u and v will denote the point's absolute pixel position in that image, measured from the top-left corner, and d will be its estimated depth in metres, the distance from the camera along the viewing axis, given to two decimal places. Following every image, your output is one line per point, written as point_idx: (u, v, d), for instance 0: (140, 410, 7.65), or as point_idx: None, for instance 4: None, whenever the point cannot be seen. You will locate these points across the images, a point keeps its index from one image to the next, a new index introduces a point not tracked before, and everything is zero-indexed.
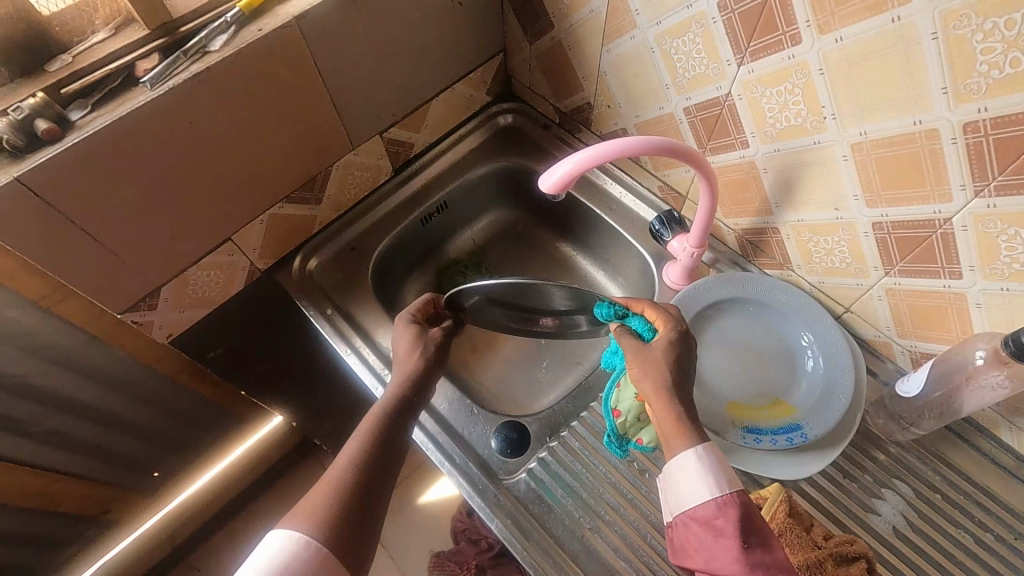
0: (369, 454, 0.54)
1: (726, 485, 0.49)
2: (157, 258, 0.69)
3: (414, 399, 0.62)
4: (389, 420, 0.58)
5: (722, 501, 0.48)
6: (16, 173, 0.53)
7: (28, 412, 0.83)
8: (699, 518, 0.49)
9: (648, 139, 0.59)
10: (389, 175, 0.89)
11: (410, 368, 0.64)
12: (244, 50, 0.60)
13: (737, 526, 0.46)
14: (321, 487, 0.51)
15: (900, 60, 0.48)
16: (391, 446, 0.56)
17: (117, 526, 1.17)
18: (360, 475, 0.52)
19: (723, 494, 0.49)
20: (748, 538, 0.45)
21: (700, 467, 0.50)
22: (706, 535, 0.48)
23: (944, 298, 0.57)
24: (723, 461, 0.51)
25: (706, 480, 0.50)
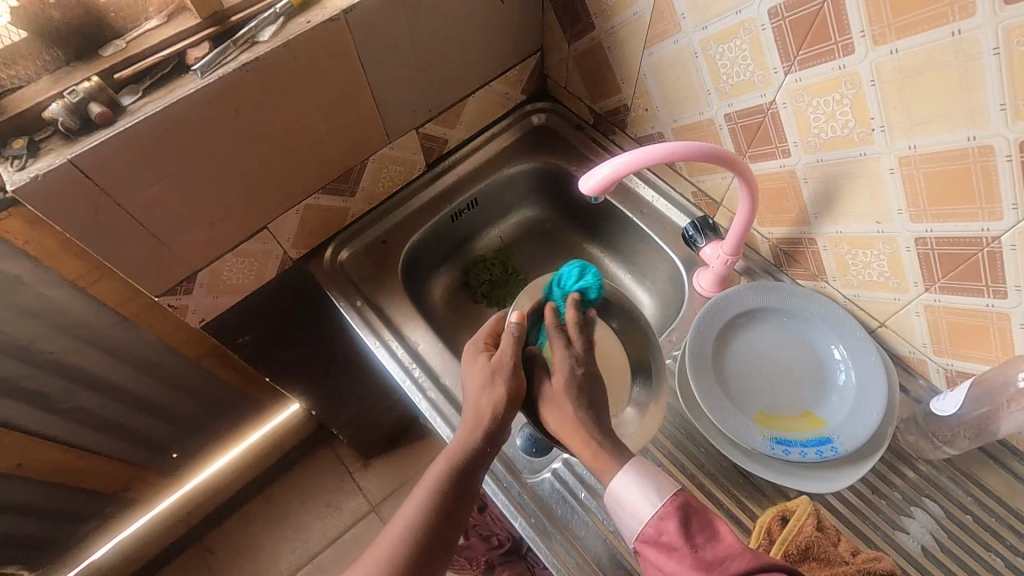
0: (433, 514, 0.57)
1: (659, 491, 0.53)
2: (196, 244, 0.70)
3: (487, 451, 0.60)
4: (456, 476, 0.59)
5: (661, 509, 0.52)
6: (69, 155, 0.54)
7: (59, 387, 0.85)
8: (649, 537, 0.52)
9: (698, 147, 0.59)
10: (422, 169, 0.90)
11: (480, 407, 0.61)
12: (292, 41, 0.60)
13: (682, 530, 0.50)
14: (387, 541, 0.56)
15: (958, 74, 0.47)
16: (457, 505, 0.58)
17: (136, 504, 1.19)
18: (423, 536, 0.56)
19: (661, 503, 0.52)
20: (694, 541, 0.49)
21: (634, 483, 0.54)
22: (661, 552, 0.50)
23: (986, 317, 0.56)
24: (650, 470, 0.55)
25: (642, 493, 0.54)
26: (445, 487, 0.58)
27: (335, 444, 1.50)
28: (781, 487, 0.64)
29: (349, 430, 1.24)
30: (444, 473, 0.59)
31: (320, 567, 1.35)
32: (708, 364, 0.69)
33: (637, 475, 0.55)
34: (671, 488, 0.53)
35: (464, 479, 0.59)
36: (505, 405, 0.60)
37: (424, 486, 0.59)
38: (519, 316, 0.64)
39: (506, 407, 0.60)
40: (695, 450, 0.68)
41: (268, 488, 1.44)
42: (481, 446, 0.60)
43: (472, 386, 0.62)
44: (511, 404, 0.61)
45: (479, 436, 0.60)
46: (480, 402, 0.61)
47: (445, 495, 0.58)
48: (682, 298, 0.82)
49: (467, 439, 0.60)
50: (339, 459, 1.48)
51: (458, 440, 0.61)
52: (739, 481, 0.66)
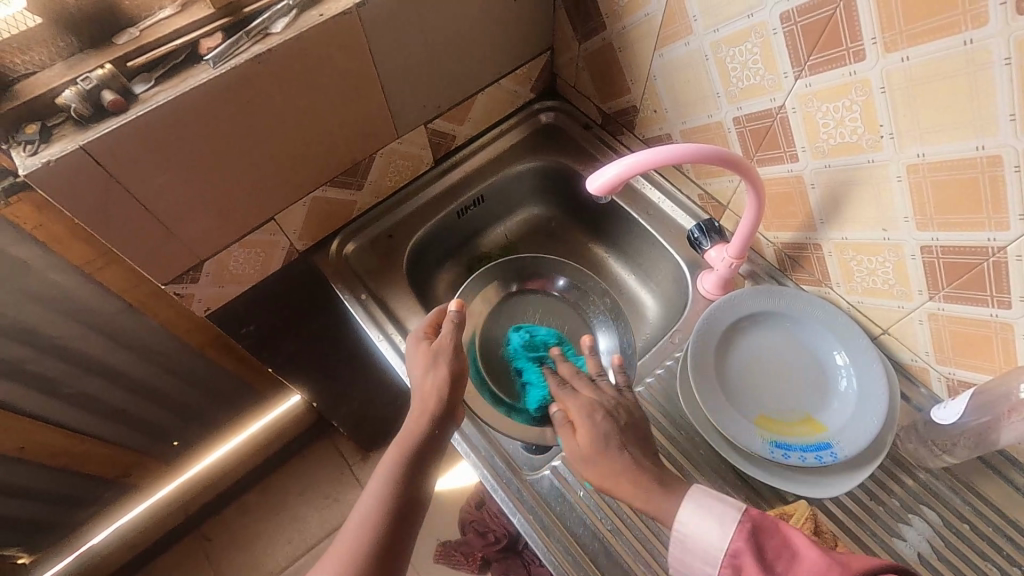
0: (395, 498, 0.59)
1: (724, 518, 0.52)
2: (204, 233, 0.70)
3: (437, 432, 0.63)
4: (412, 459, 0.61)
5: (732, 543, 0.50)
6: (81, 142, 0.54)
7: (64, 372, 0.86)
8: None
9: (699, 149, 0.59)
10: (430, 165, 0.90)
11: (430, 390, 0.64)
12: (304, 34, 0.61)
13: (756, 559, 0.47)
14: (352, 530, 0.57)
15: (969, 83, 0.47)
16: (415, 486, 0.60)
17: (136, 490, 1.20)
18: (387, 520, 0.57)
19: (730, 534, 0.50)
20: (771, 569, 0.46)
21: (701, 512, 0.53)
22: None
23: (990, 327, 0.56)
24: (706, 497, 0.54)
25: (705, 523, 0.52)
26: (401, 471, 0.60)
27: (335, 437, 1.50)
28: (779, 491, 0.64)
29: (350, 423, 1.24)
30: (401, 459, 0.61)
31: (317, 558, 1.36)
32: (710, 367, 0.69)
33: (697, 508, 0.54)
34: (733, 513, 0.52)
35: (420, 460, 0.61)
36: (446, 388, 0.64)
37: (383, 474, 0.60)
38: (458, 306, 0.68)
39: (451, 387, 0.64)
40: (694, 453, 0.68)
41: (268, 479, 1.45)
42: (430, 429, 0.63)
43: (416, 371, 0.66)
44: (454, 383, 0.65)
45: (427, 419, 0.63)
46: (427, 383, 0.65)
47: (402, 478, 0.60)
48: (685, 300, 0.82)
49: (416, 424, 0.63)
50: (338, 452, 1.49)
51: (408, 428, 0.63)
52: (738, 484, 0.66)
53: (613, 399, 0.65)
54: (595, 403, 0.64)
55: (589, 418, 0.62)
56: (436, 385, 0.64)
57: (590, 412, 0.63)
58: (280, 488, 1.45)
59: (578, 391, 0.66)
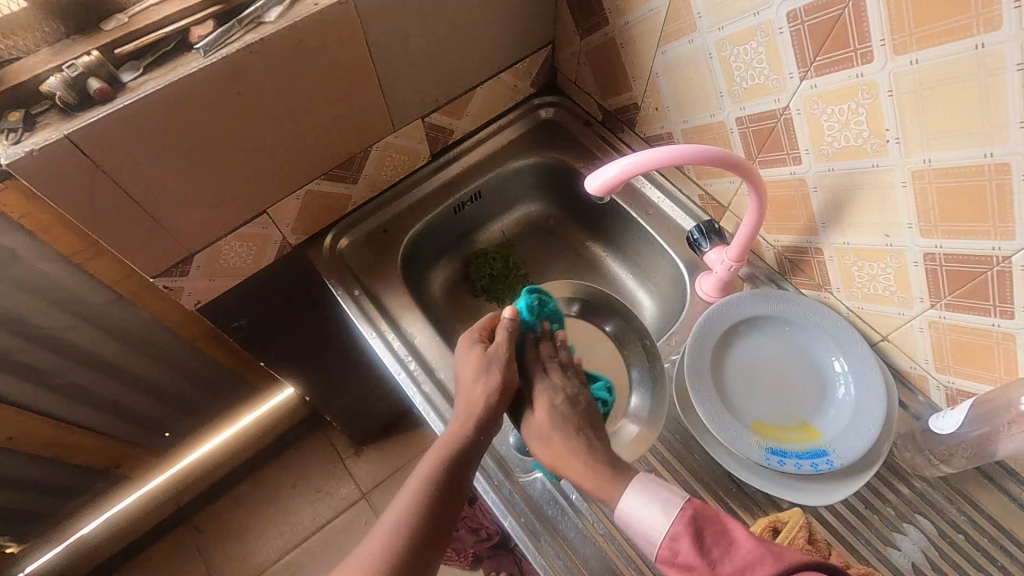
0: (430, 505, 0.58)
1: (667, 504, 0.51)
2: (194, 225, 0.68)
3: (479, 442, 0.62)
4: (451, 465, 0.60)
5: (673, 526, 0.49)
6: (66, 131, 0.53)
7: (52, 363, 0.84)
8: (665, 559, 0.49)
9: (722, 154, 0.58)
10: (426, 159, 0.88)
11: (478, 399, 0.63)
12: (298, 23, 0.59)
13: (694, 547, 0.47)
14: (383, 532, 0.57)
15: (980, 89, 0.46)
16: (451, 494, 0.59)
17: (125, 481, 1.19)
18: (418, 527, 0.57)
19: (671, 517, 0.50)
20: (709, 556, 0.46)
21: (646, 498, 0.52)
22: (681, 572, 0.47)
23: (991, 337, 0.55)
24: (654, 483, 0.53)
25: (648, 507, 0.52)
26: (440, 477, 0.59)
27: (328, 430, 1.49)
28: (773, 497, 0.64)
29: (343, 418, 1.23)
30: (440, 463, 0.60)
31: (308, 552, 1.35)
32: (706, 371, 0.68)
33: (643, 493, 0.53)
34: (676, 500, 0.51)
35: (462, 469, 0.60)
36: (495, 395, 0.63)
37: (421, 474, 0.60)
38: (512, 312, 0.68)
39: (499, 398, 0.63)
40: (688, 457, 0.68)
41: (260, 471, 1.44)
42: (473, 436, 0.62)
43: (464, 375, 0.65)
44: (501, 395, 0.64)
45: (473, 428, 0.62)
46: (472, 386, 0.64)
47: (440, 484, 0.59)
48: (683, 302, 0.81)
49: (461, 429, 0.62)
50: (332, 446, 1.48)
51: (451, 430, 0.62)
52: (732, 489, 0.65)
53: (575, 386, 0.67)
54: (562, 386, 0.66)
55: (569, 399, 0.65)
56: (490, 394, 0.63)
57: (554, 397, 0.65)
58: (271, 481, 1.44)
59: (547, 373, 0.68)
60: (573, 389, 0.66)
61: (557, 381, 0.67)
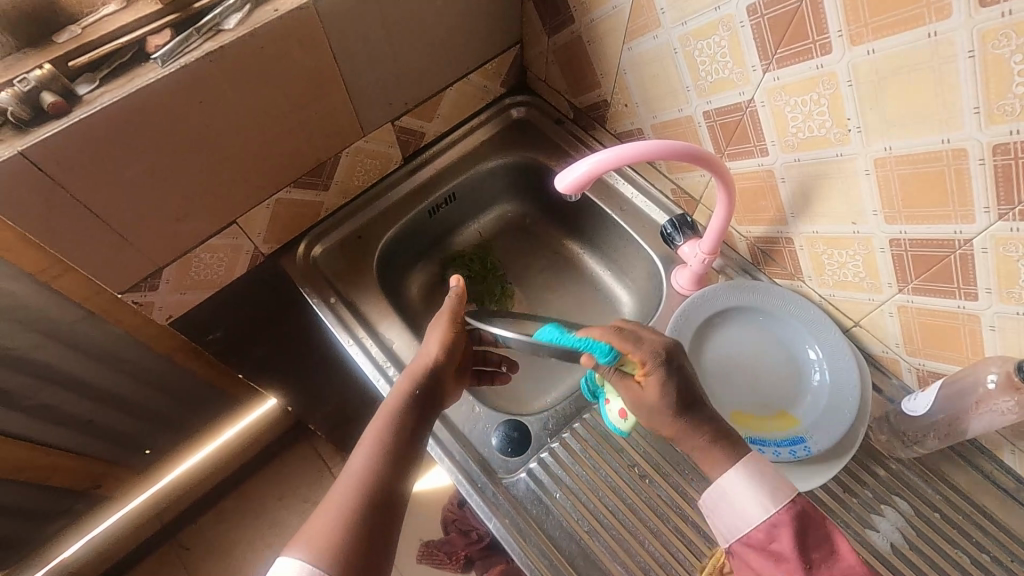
0: (390, 452, 0.57)
1: (776, 492, 0.51)
2: (160, 238, 0.67)
3: (424, 393, 0.62)
4: (402, 414, 0.60)
5: (775, 514, 0.50)
6: (20, 147, 0.51)
7: (24, 385, 0.82)
8: (758, 541, 0.51)
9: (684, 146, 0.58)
10: (398, 163, 0.88)
11: (430, 356, 0.64)
12: (258, 30, 0.58)
13: (797, 544, 0.48)
14: (343, 485, 0.54)
15: (934, 76, 0.47)
16: (408, 439, 0.58)
17: (105, 502, 1.16)
18: (379, 478, 0.55)
19: (779, 505, 0.51)
20: (810, 556, 0.48)
21: (753, 479, 0.52)
22: (770, 561, 0.49)
23: (958, 319, 0.56)
24: (764, 468, 0.53)
25: (751, 493, 0.52)
26: (393, 430, 0.58)
27: (314, 440, 1.48)
28: None
29: (326, 426, 1.23)
30: (391, 418, 0.59)
31: None
32: None
33: (754, 475, 0.53)
34: (785, 491, 0.51)
35: (413, 414, 0.60)
36: (441, 352, 0.64)
37: (374, 429, 0.58)
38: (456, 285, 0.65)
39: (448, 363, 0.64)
40: (671, 451, 0.69)
41: (246, 485, 1.42)
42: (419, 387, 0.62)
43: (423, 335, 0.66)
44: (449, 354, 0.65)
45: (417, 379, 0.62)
46: (425, 346, 0.65)
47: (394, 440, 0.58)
48: (659, 297, 0.82)
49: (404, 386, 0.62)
50: (317, 455, 1.46)
51: (399, 387, 0.62)
52: None
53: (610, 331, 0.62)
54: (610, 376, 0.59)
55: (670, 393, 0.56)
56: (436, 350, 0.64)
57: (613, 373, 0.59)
58: (258, 494, 1.42)
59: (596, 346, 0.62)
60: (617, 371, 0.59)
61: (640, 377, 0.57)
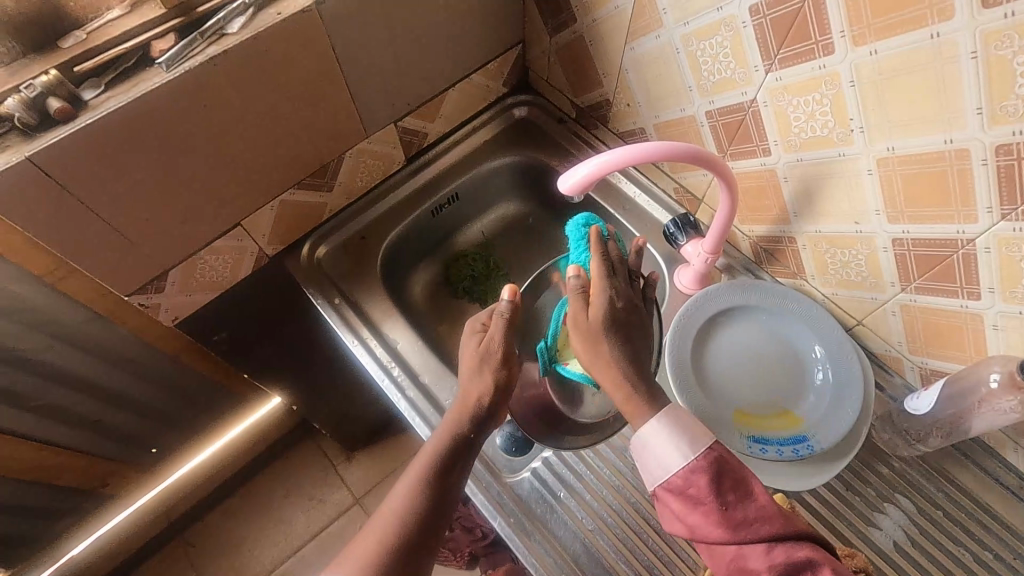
0: (428, 496, 0.57)
1: (695, 440, 0.51)
2: (166, 241, 0.68)
3: (473, 435, 0.61)
4: (446, 457, 0.59)
5: (694, 460, 0.50)
6: (27, 153, 0.52)
7: (32, 386, 0.82)
8: (674, 486, 0.50)
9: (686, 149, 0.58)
10: (401, 164, 0.88)
11: (480, 394, 0.61)
12: (261, 33, 0.59)
13: (713, 485, 0.49)
14: (381, 521, 0.56)
15: (937, 77, 0.47)
16: (450, 482, 0.59)
17: (113, 500, 1.17)
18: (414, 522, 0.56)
19: (697, 452, 0.50)
20: (725, 497, 0.48)
21: (673, 428, 0.52)
22: (684, 502, 0.50)
23: (960, 318, 0.56)
24: (684, 417, 0.53)
25: (673, 439, 0.51)
26: (434, 471, 0.58)
27: (319, 438, 1.48)
28: (758, 485, 0.65)
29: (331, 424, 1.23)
30: (433, 457, 0.59)
31: (303, 560, 1.35)
32: (687, 363, 0.69)
33: (673, 424, 0.52)
34: (703, 439, 0.51)
35: (458, 458, 0.60)
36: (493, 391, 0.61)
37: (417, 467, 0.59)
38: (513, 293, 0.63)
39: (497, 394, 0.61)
40: None
41: (252, 482, 1.43)
42: (470, 429, 0.61)
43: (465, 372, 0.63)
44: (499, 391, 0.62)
45: (465, 420, 0.60)
46: (472, 382, 0.62)
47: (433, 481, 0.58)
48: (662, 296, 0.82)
49: (455, 423, 0.61)
50: (322, 453, 1.47)
51: (448, 423, 0.61)
52: None
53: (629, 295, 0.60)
54: (621, 289, 0.59)
55: (609, 304, 0.57)
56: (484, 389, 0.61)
57: (614, 298, 0.58)
58: (264, 492, 1.43)
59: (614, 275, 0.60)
60: (619, 293, 0.59)
61: (608, 279, 0.59)
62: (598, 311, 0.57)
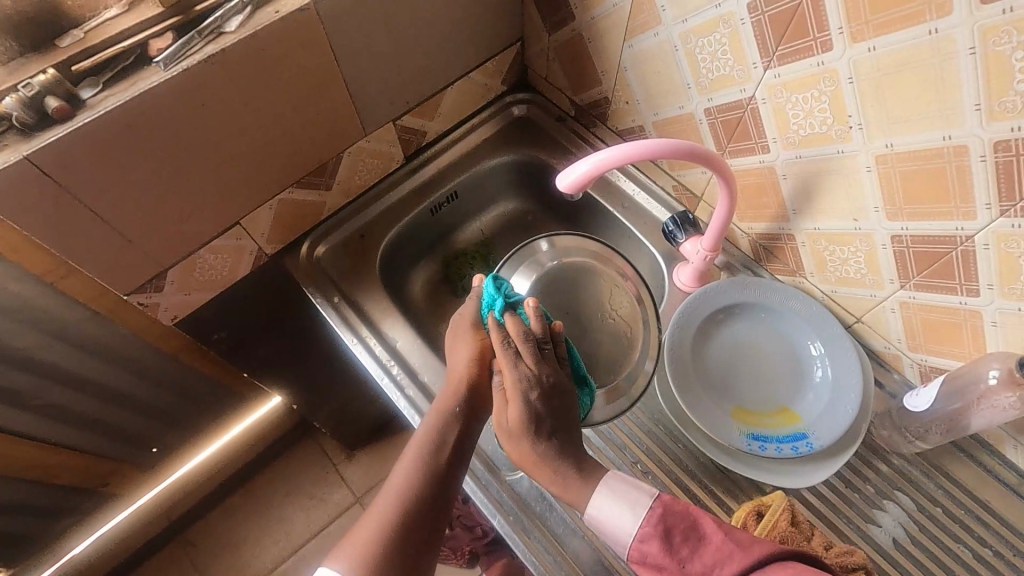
0: (428, 473, 0.58)
1: (636, 504, 0.52)
2: (165, 241, 0.68)
3: (463, 411, 0.62)
4: (442, 438, 0.60)
5: (640, 528, 0.50)
6: (25, 152, 0.52)
7: (32, 386, 0.82)
8: (636, 559, 0.50)
9: (676, 145, 0.58)
10: (400, 162, 0.88)
11: (465, 369, 0.64)
12: (259, 32, 0.59)
13: (663, 545, 0.48)
14: (383, 502, 0.56)
15: (935, 74, 0.47)
16: (449, 463, 0.59)
17: (113, 500, 1.17)
18: (416, 502, 0.56)
19: (641, 518, 0.51)
20: (678, 552, 0.47)
21: (612, 496, 0.54)
22: (652, 572, 0.49)
23: (958, 315, 0.56)
24: (620, 483, 0.55)
25: (619, 510, 0.53)
26: (431, 452, 0.59)
27: (319, 437, 1.48)
28: (757, 482, 0.65)
29: (331, 423, 1.23)
30: (431, 438, 0.60)
31: (304, 559, 1.35)
32: (686, 361, 0.69)
33: (612, 493, 0.54)
34: (644, 500, 0.52)
35: (454, 435, 0.61)
36: (476, 360, 0.64)
37: (414, 449, 0.59)
38: (482, 282, 0.69)
39: (477, 359, 0.64)
40: (670, 446, 0.69)
41: (252, 481, 1.43)
42: (461, 406, 0.63)
43: (449, 352, 0.67)
44: (482, 354, 0.65)
45: (456, 396, 0.63)
46: (455, 357, 0.65)
47: (432, 460, 0.59)
48: (661, 294, 0.82)
49: (448, 403, 0.63)
50: (322, 452, 1.47)
51: (442, 405, 0.63)
52: (717, 476, 0.66)
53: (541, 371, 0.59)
54: (534, 378, 0.58)
55: (524, 402, 0.57)
56: (467, 364, 0.64)
57: (528, 392, 0.57)
58: (264, 491, 1.43)
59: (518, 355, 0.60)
60: (532, 381, 0.58)
61: (517, 372, 0.58)
62: (516, 415, 0.57)
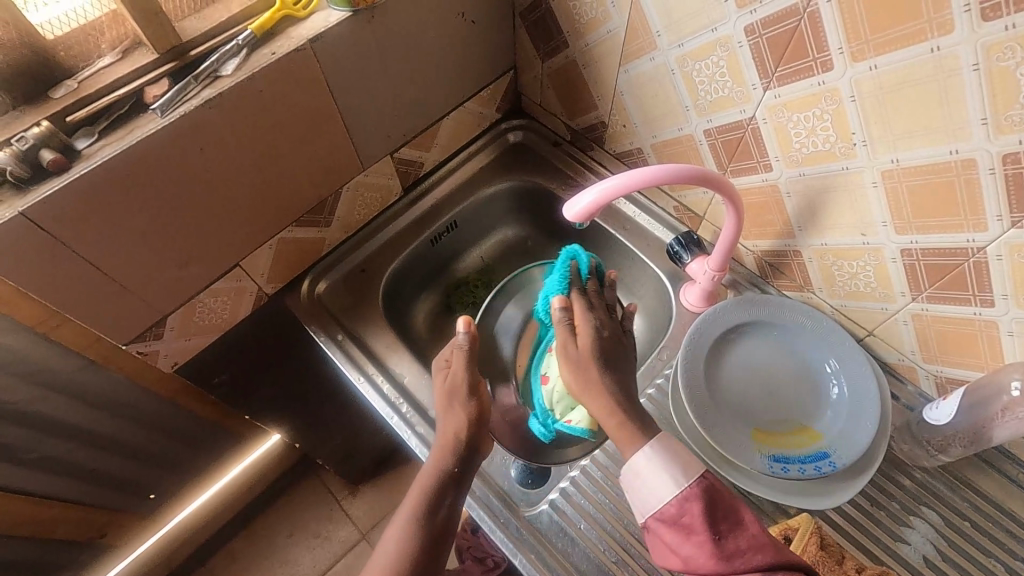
0: (423, 535, 0.58)
1: (687, 469, 0.54)
2: (164, 286, 0.66)
3: (458, 472, 0.62)
4: (435, 491, 0.61)
5: (685, 490, 0.53)
6: (19, 207, 0.50)
7: (24, 439, 0.79)
8: (670, 517, 0.53)
9: (675, 168, 0.58)
10: (399, 194, 0.87)
11: (455, 429, 0.64)
12: (256, 74, 0.58)
13: (705, 514, 0.51)
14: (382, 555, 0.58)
15: (939, 91, 0.47)
16: (442, 516, 0.60)
17: (110, 551, 1.13)
18: (415, 556, 0.57)
19: (689, 481, 0.53)
20: (718, 527, 0.50)
21: (662, 460, 0.55)
22: (679, 533, 0.52)
23: (974, 326, 0.56)
24: (672, 447, 0.56)
25: (663, 473, 0.54)
26: (426, 505, 0.60)
27: (322, 473, 1.45)
28: (782, 505, 0.63)
29: (335, 460, 1.20)
30: (426, 492, 0.61)
31: None
32: (701, 383, 0.67)
33: (662, 454, 0.55)
34: (696, 468, 0.54)
35: (447, 498, 0.61)
36: (464, 424, 0.64)
37: (408, 508, 0.60)
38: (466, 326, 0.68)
39: (468, 425, 0.64)
40: None
41: (254, 521, 1.39)
42: (453, 466, 0.62)
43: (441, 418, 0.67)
44: (473, 423, 0.65)
45: (449, 455, 0.63)
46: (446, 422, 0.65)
47: (427, 517, 0.59)
48: (668, 315, 0.81)
49: (438, 462, 0.63)
50: (325, 488, 1.44)
51: (433, 461, 0.63)
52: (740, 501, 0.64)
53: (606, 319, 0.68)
54: (604, 320, 0.67)
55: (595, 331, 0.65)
56: (462, 424, 0.64)
57: (599, 328, 0.66)
58: (267, 532, 1.39)
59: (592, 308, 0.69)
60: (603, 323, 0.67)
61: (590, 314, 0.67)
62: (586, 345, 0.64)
